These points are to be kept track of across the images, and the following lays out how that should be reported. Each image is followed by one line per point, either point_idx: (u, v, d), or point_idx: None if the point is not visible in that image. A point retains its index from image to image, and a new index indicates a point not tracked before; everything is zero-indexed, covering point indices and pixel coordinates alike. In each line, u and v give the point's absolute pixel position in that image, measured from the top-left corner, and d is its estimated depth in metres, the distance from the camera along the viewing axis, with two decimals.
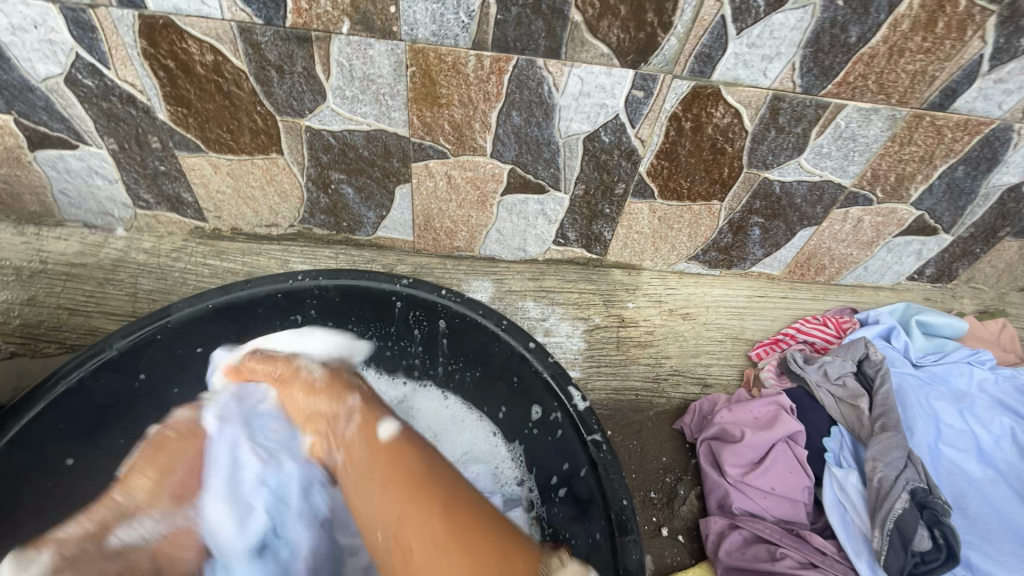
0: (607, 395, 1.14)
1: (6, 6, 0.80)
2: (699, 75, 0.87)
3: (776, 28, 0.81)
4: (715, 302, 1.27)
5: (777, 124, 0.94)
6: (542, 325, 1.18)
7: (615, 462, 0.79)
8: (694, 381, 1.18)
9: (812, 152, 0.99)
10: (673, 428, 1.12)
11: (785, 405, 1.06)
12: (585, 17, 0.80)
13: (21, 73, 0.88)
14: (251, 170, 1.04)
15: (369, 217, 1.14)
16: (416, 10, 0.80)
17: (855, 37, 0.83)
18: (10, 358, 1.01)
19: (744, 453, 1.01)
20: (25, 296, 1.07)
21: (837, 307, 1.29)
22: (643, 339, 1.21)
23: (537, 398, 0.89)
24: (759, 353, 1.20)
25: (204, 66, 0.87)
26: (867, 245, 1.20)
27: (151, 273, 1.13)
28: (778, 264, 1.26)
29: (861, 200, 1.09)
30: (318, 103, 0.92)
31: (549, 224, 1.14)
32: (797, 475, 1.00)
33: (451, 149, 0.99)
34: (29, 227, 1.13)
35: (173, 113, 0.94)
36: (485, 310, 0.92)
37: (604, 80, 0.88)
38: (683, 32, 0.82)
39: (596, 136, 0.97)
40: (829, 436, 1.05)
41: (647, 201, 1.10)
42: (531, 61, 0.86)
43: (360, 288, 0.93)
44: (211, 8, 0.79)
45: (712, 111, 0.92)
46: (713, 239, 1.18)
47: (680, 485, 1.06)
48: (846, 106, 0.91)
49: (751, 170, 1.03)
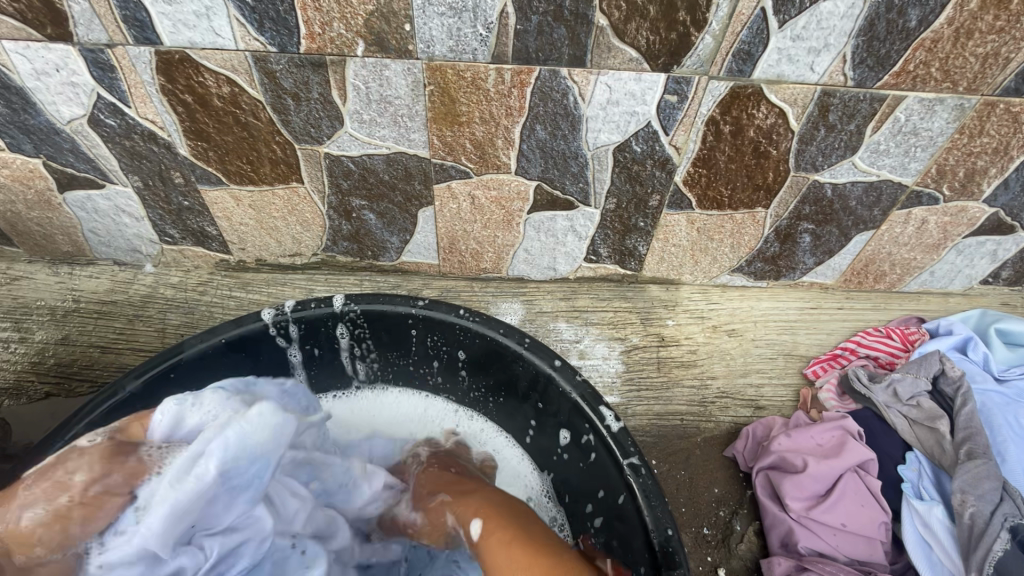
0: (649, 420, 1.06)
1: (29, 51, 0.80)
2: (739, 74, 0.80)
3: (824, 17, 0.74)
4: (764, 315, 1.18)
5: (827, 122, 0.86)
6: (576, 347, 1.11)
7: (656, 488, 0.72)
8: (745, 404, 1.09)
9: (867, 150, 0.90)
10: (725, 455, 1.03)
11: (851, 430, 0.96)
12: (611, 21, 0.75)
13: (46, 117, 0.89)
14: (272, 201, 1.02)
15: (393, 242, 1.10)
16: (432, 26, 0.76)
17: (915, 21, 0.74)
18: (44, 399, 1.01)
19: (808, 486, 0.91)
20: (59, 335, 1.07)
21: (902, 316, 1.17)
22: (686, 359, 1.12)
23: (566, 420, 0.83)
24: (816, 371, 1.10)
25: (221, 98, 0.85)
26: (932, 248, 1.09)
27: (179, 308, 1.12)
28: (832, 272, 1.16)
29: (925, 199, 0.98)
30: (336, 129, 0.89)
31: (579, 240, 1.08)
32: (871, 510, 0.89)
33: (473, 168, 0.95)
34: (63, 267, 1.15)
35: (193, 147, 0.93)
36: (506, 329, 0.86)
37: (634, 86, 0.82)
38: (719, 29, 0.76)
39: (627, 145, 0.91)
40: (905, 463, 0.94)
41: (684, 212, 1.02)
42: (555, 72, 0.81)
43: (375, 312, 0.89)
44: (225, 39, 0.78)
45: (753, 112, 0.85)
46: (758, 248, 1.10)
47: (736, 519, 0.96)
48: (905, 98, 0.83)
49: (799, 173, 0.95)
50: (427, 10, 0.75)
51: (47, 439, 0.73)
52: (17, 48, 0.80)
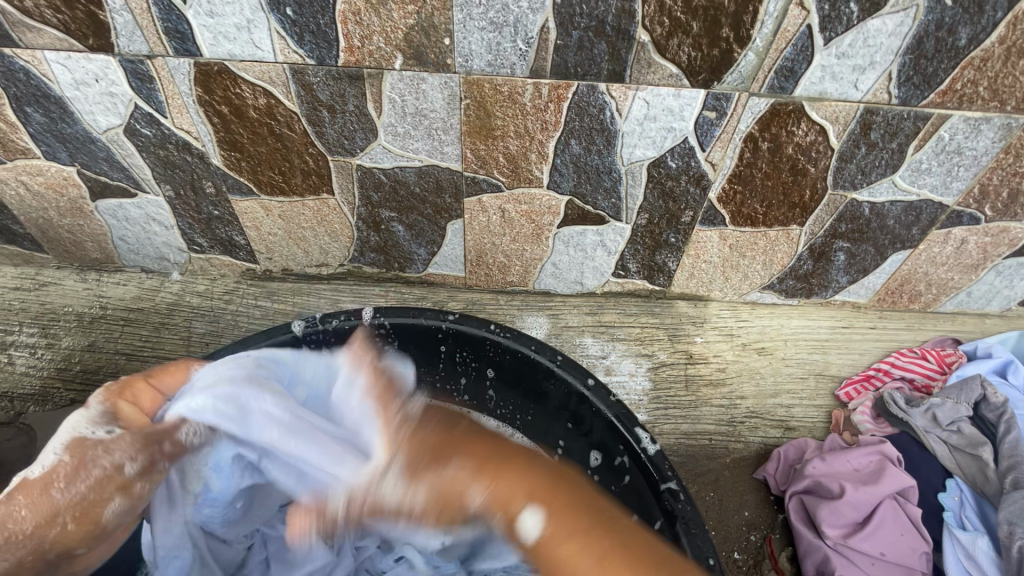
0: (677, 439, 1.03)
1: (70, 62, 0.81)
2: (780, 91, 0.79)
3: (871, 35, 0.73)
4: (794, 334, 1.16)
5: (868, 140, 0.85)
6: (603, 362, 1.09)
7: (695, 515, 0.70)
8: (775, 424, 1.06)
9: (908, 169, 0.88)
10: (756, 477, 1.00)
11: (889, 455, 0.93)
12: (653, 37, 0.74)
13: (83, 126, 0.89)
14: (302, 211, 1.02)
15: (420, 254, 1.09)
16: (472, 41, 0.76)
17: (965, 39, 0.73)
18: (70, 406, 1.01)
19: (845, 512, 0.88)
20: (85, 341, 1.08)
21: (937, 337, 1.14)
22: (715, 377, 1.10)
23: (598, 441, 0.81)
24: (848, 393, 1.07)
25: (256, 109, 0.85)
26: (970, 268, 1.06)
27: (205, 316, 1.12)
28: (865, 292, 1.13)
29: (966, 218, 0.96)
30: (369, 141, 0.89)
31: (608, 255, 1.07)
32: (911, 540, 0.86)
33: (505, 182, 0.94)
34: (90, 273, 1.15)
35: (226, 158, 0.93)
36: (537, 345, 0.85)
37: (672, 102, 0.81)
38: (762, 46, 0.74)
39: (661, 161, 0.90)
40: (946, 491, 0.91)
41: (717, 228, 1.01)
42: (593, 87, 0.80)
43: (405, 326, 0.88)
44: (264, 51, 0.78)
45: (793, 129, 0.84)
46: (790, 266, 1.08)
47: (768, 544, 0.94)
48: (951, 116, 0.81)
49: (837, 191, 0.93)
50: (468, 25, 0.74)
51: None
52: (59, 58, 0.80)
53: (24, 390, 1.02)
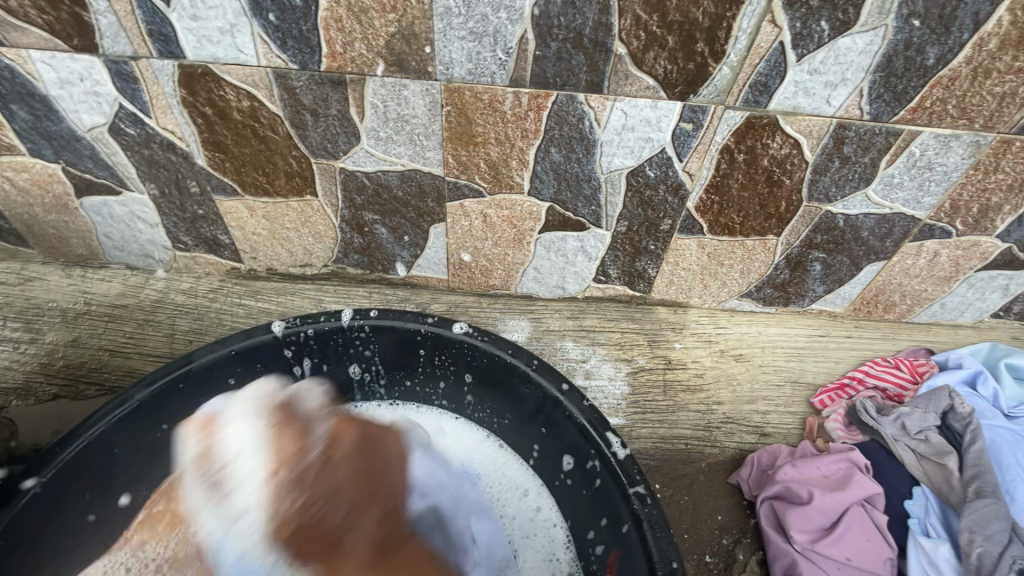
0: (653, 444, 1.05)
1: (55, 61, 0.82)
2: (754, 105, 0.81)
3: (842, 52, 0.74)
4: (771, 342, 1.17)
5: (842, 154, 0.86)
6: (582, 367, 1.11)
7: (661, 518, 0.72)
8: (750, 430, 1.08)
9: (881, 182, 0.90)
10: (729, 482, 1.02)
11: (858, 463, 0.95)
12: (630, 50, 0.76)
13: (67, 124, 0.90)
14: (286, 212, 1.03)
15: (403, 256, 1.11)
16: (452, 49, 0.77)
17: (933, 58, 0.75)
18: (52, 401, 1.02)
19: (813, 518, 0.90)
20: (69, 337, 1.08)
21: (910, 347, 1.16)
22: (693, 383, 1.12)
23: (572, 446, 0.83)
24: (823, 400, 1.09)
25: (240, 111, 0.86)
26: (943, 280, 1.08)
27: (189, 314, 1.12)
28: (841, 301, 1.15)
29: (938, 232, 0.98)
30: (352, 144, 0.90)
31: (589, 261, 1.08)
32: (876, 545, 0.88)
33: (487, 188, 0.96)
34: (75, 269, 1.16)
35: (211, 158, 0.94)
36: (515, 349, 0.87)
37: (650, 113, 0.83)
38: (736, 61, 0.76)
39: (640, 170, 0.91)
40: (912, 498, 0.93)
41: (695, 236, 1.02)
42: (571, 97, 0.81)
43: (386, 328, 0.90)
44: (247, 55, 0.79)
45: (768, 142, 0.85)
46: (768, 275, 1.09)
47: (739, 548, 0.95)
48: (921, 133, 0.83)
49: (812, 203, 0.95)
50: (447, 33, 0.75)
51: (57, 445, 0.74)
52: (44, 57, 0.81)
53: (6, 384, 1.03)
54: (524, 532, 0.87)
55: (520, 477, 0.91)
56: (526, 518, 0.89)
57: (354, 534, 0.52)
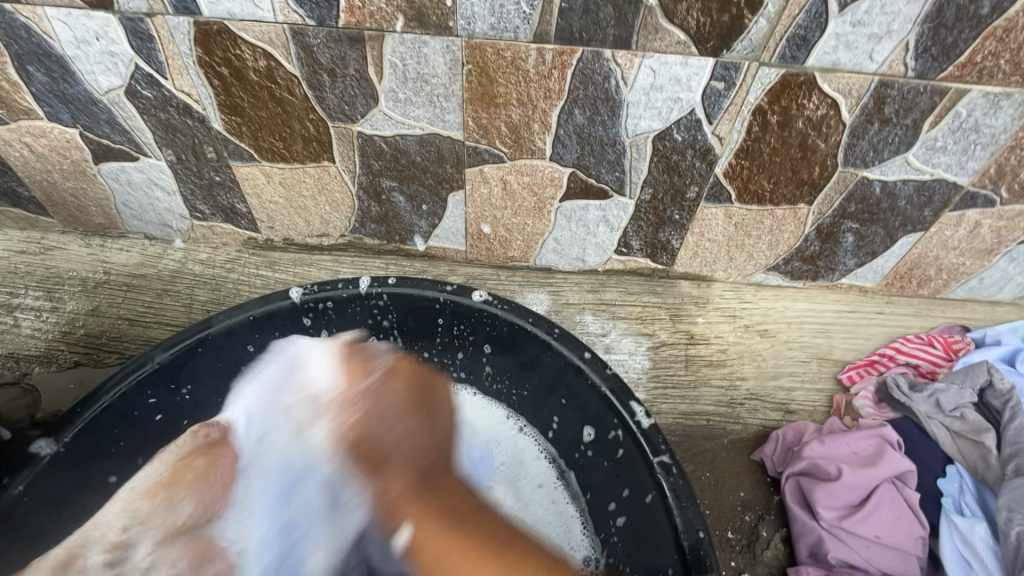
0: (674, 419, 1.03)
1: (70, 19, 0.80)
2: (791, 61, 0.76)
3: (889, 1, 0.70)
4: (798, 318, 1.14)
5: (882, 115, 0.82)
6: (602, 340, 1.09)
7: (686, 488, 0.70)
8: (775, 407, 1.05)
9: (923, 146, 0.86)
10: (752, 458, 0.99)
11: (889, 440, 0.92)
12: (661, 0, 0.72)
13: (84, 86, 0.89)
14: (303, 179, 1.01)
15: (421, 226, 1.09)
16: (474, 2, 0.74)
17: (988, 7, 0.70)
18: (73, 368, 1.02)
19: (842, 495, 0.87)
20: (89, 305, 1.09)
21: (945, 324, 1.12)
22: (716, 358, 1.09)
23: (594, 416, 0.81)
24: (851, 377, 1.06)
25: (257, 72, 0.84)
26: (983, 253, 1.04)
27: (207, 284, 1.12)
28: (873, 275, 1.11)
29: (981, 201, 0.93)
30: (370, 107, 0.88)
31: (611, 231, 1.06)
32: (907, 524, 0.85)
33: (507, 153, 0.93)
34: (95, 239, 1.16)
35: (227, 122, 0.92)
36: (535, 318, 0.85)
37: (679, 71, 0.79)
38: (774, 12, 0.72)
39: (667, 134, 0.88)
40: (945, 477, 0.90)
41: (722, 205, 0.99)
42: (598, 53, 0.78)
43: (404, 295, 0.88)
44: (264, 10, 0.77)
45: (804, 102, 0.81)
46: (797, 247, 1.06)
47: (762, 525, 0.93)
48: (969, 91, 0.78)
49: (847, 169, 0.90)
50: None
51: (78, 408, 0.74)
52: (59, 15, 0.80)
53: (28, 351, 1.04)
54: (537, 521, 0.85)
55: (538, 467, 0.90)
56: (546, 495, 0.87)
57: (400, 450, 0.66)
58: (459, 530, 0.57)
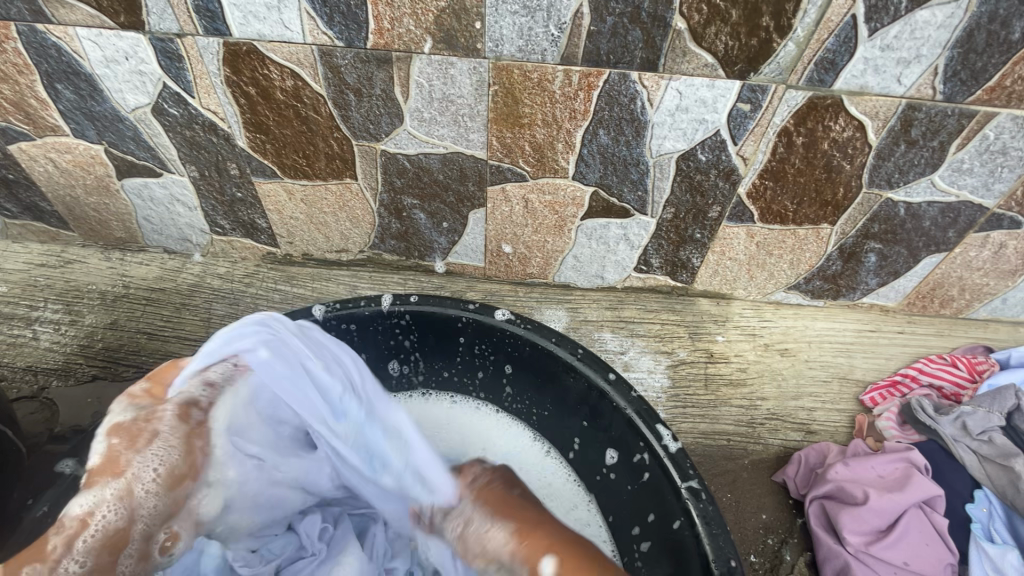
0: (695, 439, 1.02)
1: (101, 39, 0.81)
2: (819, 84, 0.76)
3: (919, 27, 0.70)
4: (818, 337, 1.13)
5: (908, 137, 0.82)
6: (621, 358, 1.08)
7: (717, 515, 0.69)
8: (796, 427, 1.04)
9: (949, 168, 0.85)
10: (775, 480, 0.98)
11: (917, 463, 0.91)
12: (689, 24, 0.72)
13: (111, 104, 0.90)
14: (324, 196, 1.02)
15: (440, 243, 1.09)
16: (503, 25, 0.74)
17: (1019, 33, 0.70)
18: (92, 382, 1.02)
19: (869, 520, 0.86)
20: (108, 319, 1.09)
21: (968, 344, 1.11)
22: (736, 377, 1.08)
23: (618, 438, 0.80)
24: (873, 398, 1.05)
25: (284, 91, 0.85)
26: (1007, 274, 1.03)
27: (225, 298, 1.12)
28: (895, 295, 1.10)
29: (1006, 222, 0.93)
30: (395, 126, 0.88)
31: (631, 249, 1.05)
32: (936, 550, 0.84)
33: (530, 172, 0.93)
34: (114, 252, 1.17)
35: (252, 140, 0.93)
36: (558, 338, 0.84)
37: (706, 93, 0.79)
38: (803, 36, 0.72)
39: (691, 154, 0.88)
40: (974, 502, 0.89)
41: (744, 224, 0.98)
42: (624, 76, 0.78)
43: (427, 314, 0.88)
44: (293, 32, 0.77)
45: (830, 124, 0.81)
46: (818, 266, 1.05)
47: (786, 549, 0.92)
48: (998, 114, 0.78)
49: (872, 190, 0.90)
50: (499, 8, 0.73)
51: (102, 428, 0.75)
52: (91, 35, 0.81)
53: (47, 364, 1.04)
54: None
55: (567, 491, 0.88)
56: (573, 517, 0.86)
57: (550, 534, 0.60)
58: (594, 560, 0.58)
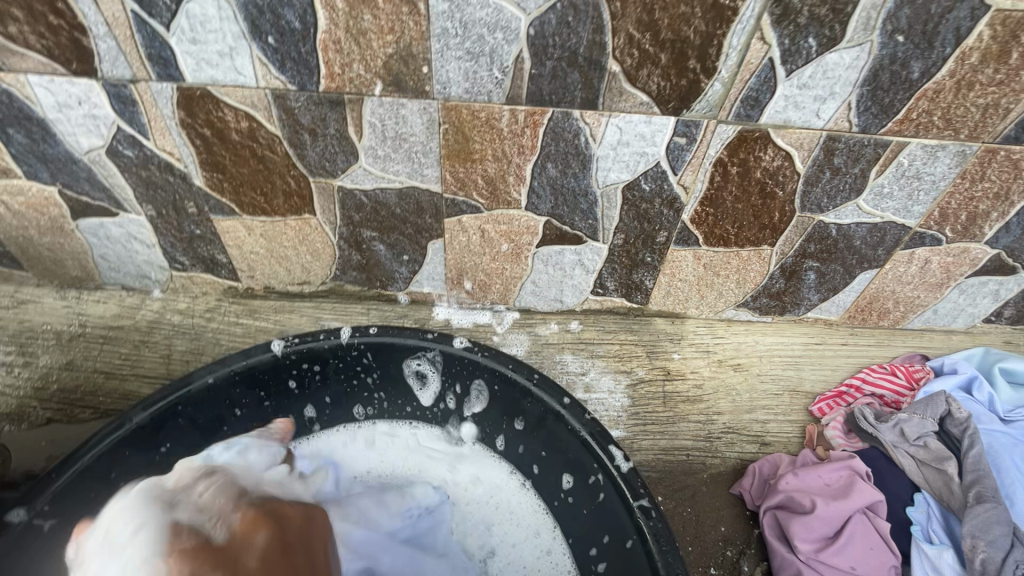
0: (655, 455, 1.05)
1: (53, 85, 0.82)
2: (746, 119, 0.82)
3: (829, 67, 0.76)
4: (768, 351, 1.18)
5: (832, 165, 0.88)
6: (582, 379, 1.11)
7: (666, 532, 0.72)
8: (751, 440, 1.08)
9: (871, 193, 0.92)
10: (732, 493, 1.01)
11: (859, 470, 0.96)
12: (623, 67, 0.77)
13: (65, 147, 0.90)
14: (284, 231, 1.03)
15: (402, 272, 1.11)
16: (449, 69, 0.78)
17: (918, 72, 0.77)
18: (46, 426, 1.00)
19: (817, 527, 0.89)
20: (64, 360, 1.07)
21: (905, 353, 1.18)
22: (692, 393, 1.12)
23: (574, 461, 0.83)
24: (821, 408, 1.10)
25: (239, 132, 0.87)
26: (935, 287, 1.10)
27: (186, 334, 1.12)
28: (836, 309, 1.17)
29: (928, 240, 1.00)
30: (351, 163, 0.91)
31: (587, 273, 1.09)
32: (880, 554, 0.88)
33: (484, 204, 0.97)
34: (70, 291, 1.15)
35: (208, 178, 0.94)
36: (515, 364, 0.87)
37: (643, 128, 0.84)
38: (727, 76, 0.78)
39: (636, 184, 0.92)
40: (913, 504, 0.94)
41: (691, 248, 1.03)
42: (567, 113, 0.83)
43: (386, 344, 0.89)
44: (246, 76, 0.80)
45: (760, 155, 0.87)
46: (763, 285, 1.11)
47: (744, 560, 0.95)
48: (909, 144, 0.85)
49: (805, 214, 0.96)
50: (445, 54, 0.77)
51: (54, 472, 0.73)
52: (42, 82, 0.82)
53: None
54: (529, 565, 0.86)
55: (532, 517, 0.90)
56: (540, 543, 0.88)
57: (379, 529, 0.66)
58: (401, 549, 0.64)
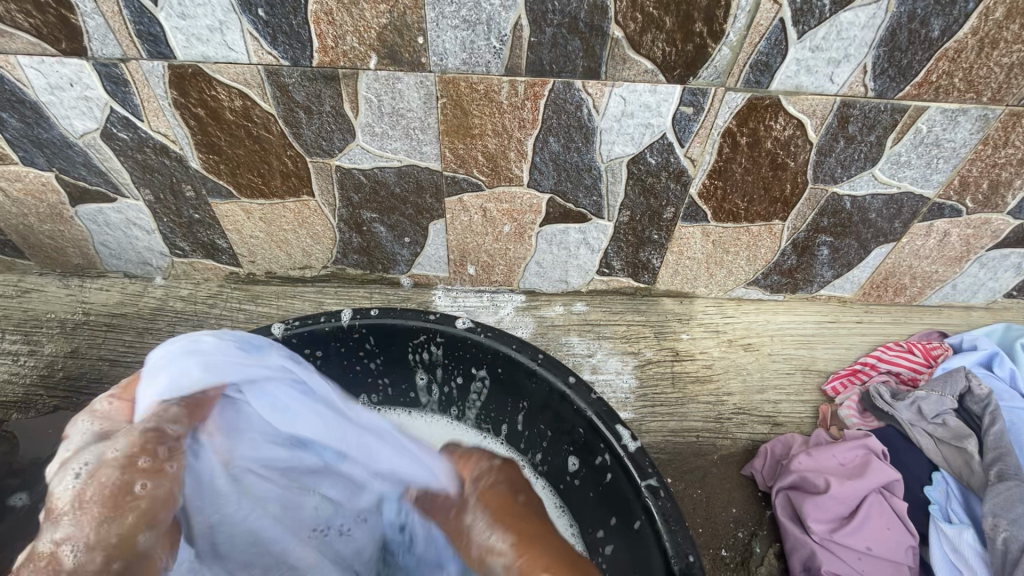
0: (664, 437, 1.03)
1: (44, 66, 0.80)
2: (756, 85, 0.79)
3: (844, 27, 0.73)
4: (780, 330, 1.15)
5: (847, 133, 0.85)
6: (589, 361, 1.09)
7: (675, 511, 0.69)
8: (762, 420, 1.06)
9: (888, 162, 0.88)
10: (743, 474, 0.99)
11: (875, 449, 0.93)
12: (626, 33, 0.74)
13: (60, 131, 0.89)
14: (283, 214, 1.02)
15: (403, 255, 1.09)
16: (445, 39, 0.75)
17: (938, 30, 0.73)
18: (52, 413, 1.00)
19: (831, 507, 0.87)
20: (68, 347, 1.07)
21: (922, 330, 1.14)
22: (701, 374, 1.10)
23: (581, 443, 0.81)
24: (835, 387, 1.07)
25: (233, 112, 0.85)
26: (954, 261, 1.06)
27: (188, 320, 1.11)
28: (850, 286, 1.13)
29: (947, 211, 0.96)
30: (348, 142, 0.89)
31: (592, 252, 1.07)
32: (897, 534, 0.86)
33: (485, 181, 0.94)
34: (73, 279, 1.15)
35: (205, 160, 0.92)
36: (518, 344, 0.85)
37: (649, 98, 0.81)
38: (736, 41, 0.74)
39: (641, 158, 0.89)
40: (931, 484, 0.91)
41: (699, 224, 1.01)
42: (569, 84, 0.80)
43: (387, 326, 0.87)
44: (238, 53, 0.78)
45: (771, 123, 0.83)
46: (774, 261, 1.08)
47: (756, 541, 0.93)
48: (928, 108, 0.81)
49: (817, 185, 0.93)
50: (440, 23, 0.74)
51: None
52: (32, 63, 0.80)
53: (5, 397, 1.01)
54: None
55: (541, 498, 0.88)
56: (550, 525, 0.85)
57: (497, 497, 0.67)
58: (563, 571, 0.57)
